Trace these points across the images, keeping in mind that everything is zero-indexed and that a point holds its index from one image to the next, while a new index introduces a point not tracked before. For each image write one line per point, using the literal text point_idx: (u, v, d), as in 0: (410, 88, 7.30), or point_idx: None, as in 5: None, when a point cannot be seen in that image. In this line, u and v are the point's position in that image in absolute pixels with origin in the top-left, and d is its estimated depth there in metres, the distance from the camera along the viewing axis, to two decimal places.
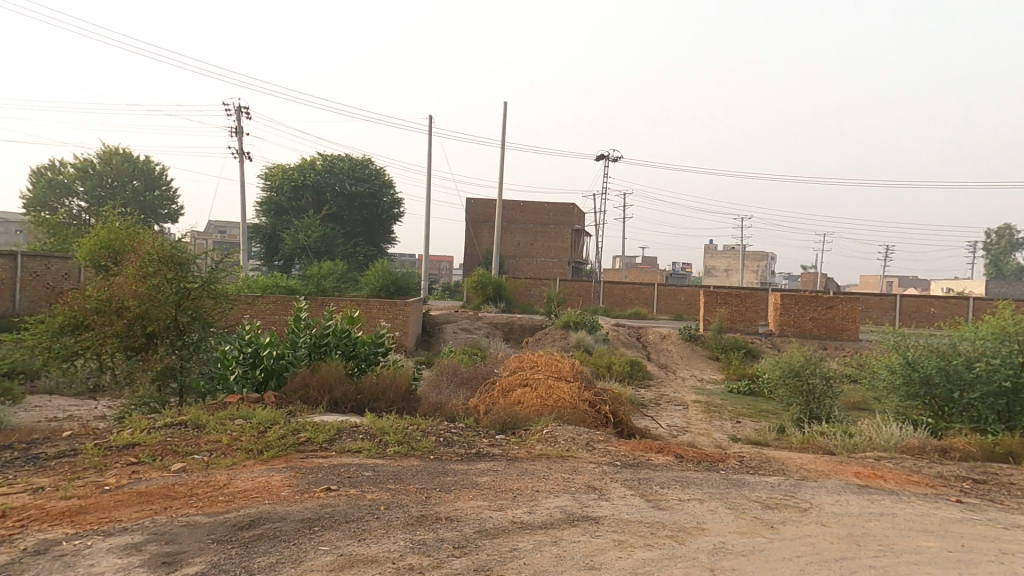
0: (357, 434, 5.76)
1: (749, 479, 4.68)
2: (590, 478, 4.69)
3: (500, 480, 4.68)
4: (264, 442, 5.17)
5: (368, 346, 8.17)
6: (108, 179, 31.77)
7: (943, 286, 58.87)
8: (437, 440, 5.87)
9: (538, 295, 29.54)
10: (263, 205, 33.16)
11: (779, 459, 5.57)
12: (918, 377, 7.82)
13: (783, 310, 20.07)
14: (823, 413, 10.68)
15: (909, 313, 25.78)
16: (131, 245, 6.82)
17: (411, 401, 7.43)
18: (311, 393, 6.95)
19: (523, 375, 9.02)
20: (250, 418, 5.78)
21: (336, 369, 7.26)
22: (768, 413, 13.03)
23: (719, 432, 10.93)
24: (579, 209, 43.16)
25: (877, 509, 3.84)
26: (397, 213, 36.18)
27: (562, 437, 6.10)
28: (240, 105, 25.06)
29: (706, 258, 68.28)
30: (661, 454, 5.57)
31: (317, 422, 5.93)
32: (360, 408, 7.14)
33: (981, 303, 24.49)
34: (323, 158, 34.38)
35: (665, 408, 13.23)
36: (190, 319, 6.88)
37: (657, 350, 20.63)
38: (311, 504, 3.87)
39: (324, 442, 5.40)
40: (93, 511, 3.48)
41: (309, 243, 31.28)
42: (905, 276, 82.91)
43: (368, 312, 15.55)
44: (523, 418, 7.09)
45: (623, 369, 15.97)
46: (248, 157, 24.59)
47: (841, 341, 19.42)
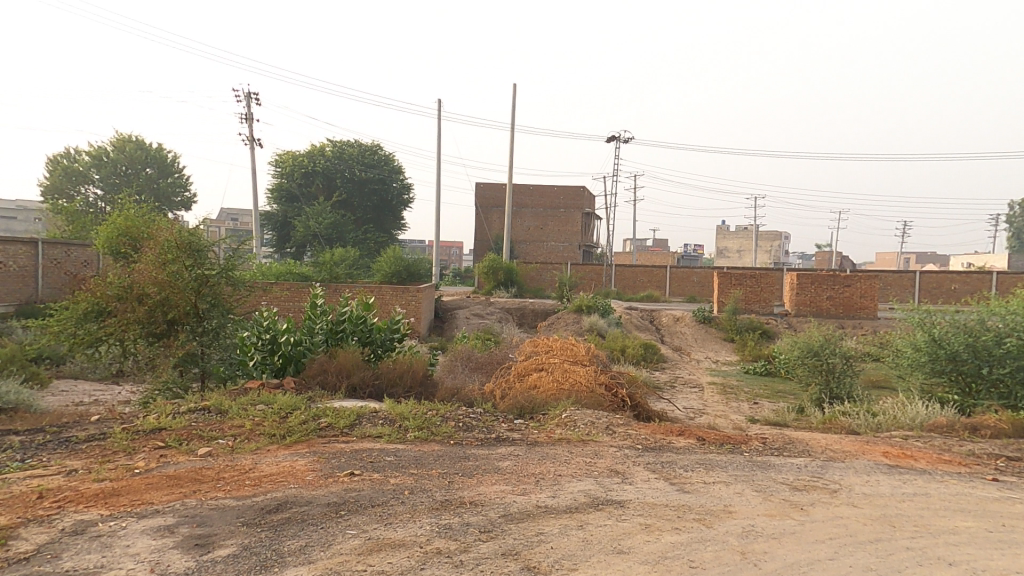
0: (377, 419, 5.79)
1: (775, 461, 4.61)
2: (612, 462, 4.66)
3: (522, 464, 4.67)
4: (286, 427, 5.21)
5: (384, 332, 8.20)
6: (122, 166, 32.05)
7: (964, 262, 57.66)
8: (456, 425, 5.88)
9: (549, 278, 29.44)
10: (274, 191, 33.24)
11: (803, 440, 5.49)
12: (945, 354, 7.68)
13: (799, 289, 19.81)
14: (843, 393, 10.56)
15: (928, 289, 25.30)
16: (149, 232, 6.82)
17: (428, 386, 7.47)
18: (330, 379, 6.98)
19: (538, 359, 8.99)
20: (271, 404, 5.83)
21: (354, 355, 7.29)
22: (786, 393, 12.93)
23: (737, 413, 10.88)
24: (589, 191, 42.73)
25: (909, 490, 3.76)
26: (407, 198, 36.15)
27: (582, 421, 6.07)
28: (250, 92, 25.06)
29: (718, 238, 67.51)
30: (683, 437, 5.52)
31: (338, 407, 5.96)
32: (378, 393, 7.18)
33: (1004, 278, 23.92)
34: (333, 144, 34.35)
35: (681, 390, 13.18)
36: (209, 305, 6.92)
37: (670, 332, 20.53)
38: (337, 488, 3.89)
39: (345, 427, 5.43)
40: (125, 494, 3.53)
41: (320, 229, 31.37)
42: (923, 254, 81.33)
43: (382, 299, 15.61)
44: (541, 402, 7.07)
45: (637, 352, 15.91)
46: (258, 143, 24.66)
47: (859, 320, 19.13)
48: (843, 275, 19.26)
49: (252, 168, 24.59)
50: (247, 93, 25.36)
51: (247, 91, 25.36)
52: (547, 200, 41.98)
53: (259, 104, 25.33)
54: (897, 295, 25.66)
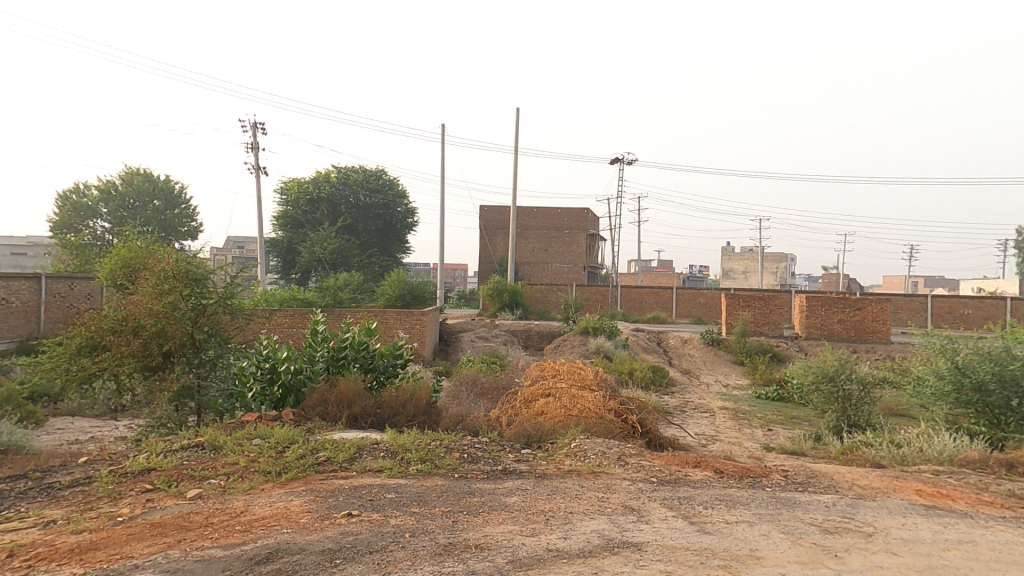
0: (377, 452, 5.54)
1: (801, 498, 4.32)
2: (626, 498, 4.38)
3: (529, 500, 4.40)
4: (283, 463, 4.98)
5: (387, 358, 8.02)
6: (130, 200, 32.41)
7: (973, 285, 57.11)
8: (461, 457, 5.62)
9: (554, 300, 29.22)
10: (279, 218, 33.44)
11: (828, 474, 5.20)
12: (970, 383, 7.38)
13: (809, 312, 19.49)
14: (862, 421, 10.21)
15: (941, 314, 24.87)
16: (146, 262, 6.70)
17: (432, 415, 7.23)
18: (330, 409, 6.76)
19: (545, 385, 8.72)
20: (268, 437, 5.61)
21: (355, 384, 7.07)
22: (800, 419, 12.56)
23: (751, 441, 10.53)
24: (594, 214, 42.78)
25: (952, 537, 3.48)
26: (412, 222, 36.30)
27: (592, 451, 5.80)
28: (256, 121, 25.42)
29: (723, 260, 67.28)
30: (700, 469, 5.23)
31: (337, 440, 5.73)
32: (380, 423, 6.94)
33: (1019, 303, 23.50)
34: (338, 171, 34.68)
35: (692, 415, 12.83)
36: (206, 335, 6.76)
37: (679, 355, 20.18)
38: (333, 532, 3.64)
39: (344, 462, 5.19)
40: (103, 547, 3.29)
41: (325, 255, 31.43)
42: (932, 276, 80.67)
43: (385, 322, 15.42)
44: (549, 431, 6.81)
45: (645, 375, 15.58)
46: (264, 172, 24.88)
47: (872, 344, 18.77)
48: (854, 298, 18.96)
49: (258, 196, 24.82)
50: (254, 123, 25.74)
51: (253, 120, 25.71)
52: (551, 223, 42.04)
53: (265, 133, 25.66)
54: (910, 319, 25.25)
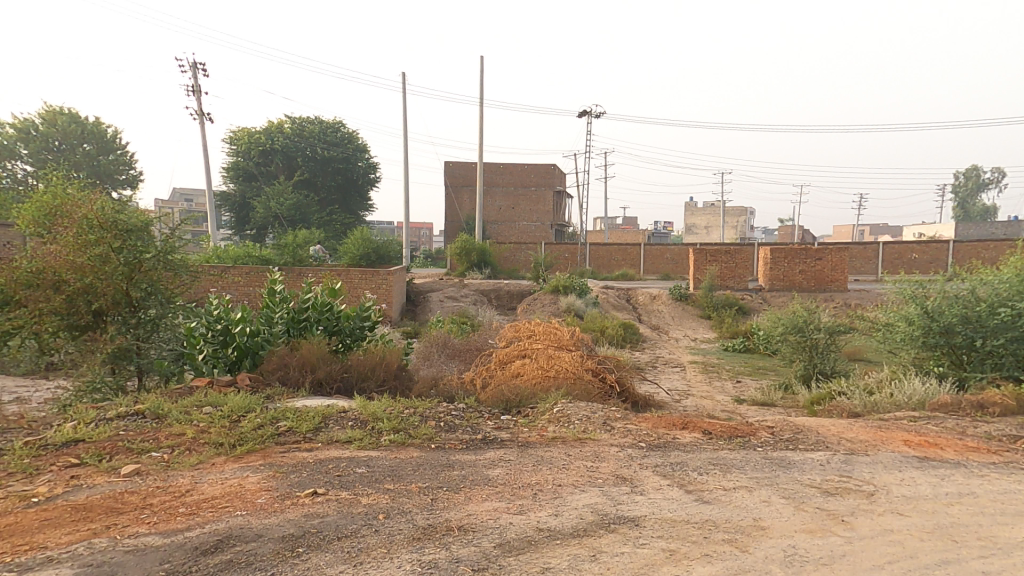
0: (345, 421, 5.11)
1: (794, 457, 4.15)
2: (616, 467, 4.14)
3: (514, 473, 4.10)
4: (238, 434, 4.51)
5: (352, 320, 7.52)
6: (54, 142, 29.75)
7: (916, 232, 60.04)
8: (437, 425, 5.26)
9: (523, 259, 28.82)
10: (229, 170, 31.35)
11: (813, 428, 5.09)
12: (938, 327, 7.43)
13: (772, 264, 19.76)
14: (828, 369, 10.43)
15: (891, 260, 25.81)
16: (62, 207, 5.82)
17: (404, 380, 6.84)
18: (292, 374, 6.26)
19: (520, 346, 8.42)
20: (220, 406, 5.08)
21: (319, 348, 6.58)
22: (767, 370, 12.82)
23: (722, 394, 10.65)
24: (560, 169, 42.06)
25: (954, 490, 3.36)
26: (373, 177, 34.84)
27: (576, 416, 5.55)
28: (196, 63, 23.28)
29: (686, 214, 68.09)
30: (687, 431, 5.05)
31: (299, 408, 5.27)
32: (348, 389, 6.50)
33: (962, 247, 24.55)
34: (291, 121, 32.72)
35: (663, 370, 12.92)
36: (144, 293, 6.05)
37: (647, 311, 20.30)
38: (294, 515, 3.23)
39: (308, 432, 4.76)
40: (10, 537, 2.79)
41: (282, 211, 29.81)
42: (878, 227, 84.46)
43: (350, 283, 14.74)
44: (528, 394, 6.53)
45: (617, 332, 15.55)
46: (209, 119, 23.00)
47: (830, 293, 19.33)
48: (815, 248, 19.32)
49: (204, 144, 23.06)
50: (194, 64, 23.62)
51: (193, 61, 23.55)
52: (517, 179, 41.11)
53: (207, 76, 23.64)
54: (862, 266, 26.14)
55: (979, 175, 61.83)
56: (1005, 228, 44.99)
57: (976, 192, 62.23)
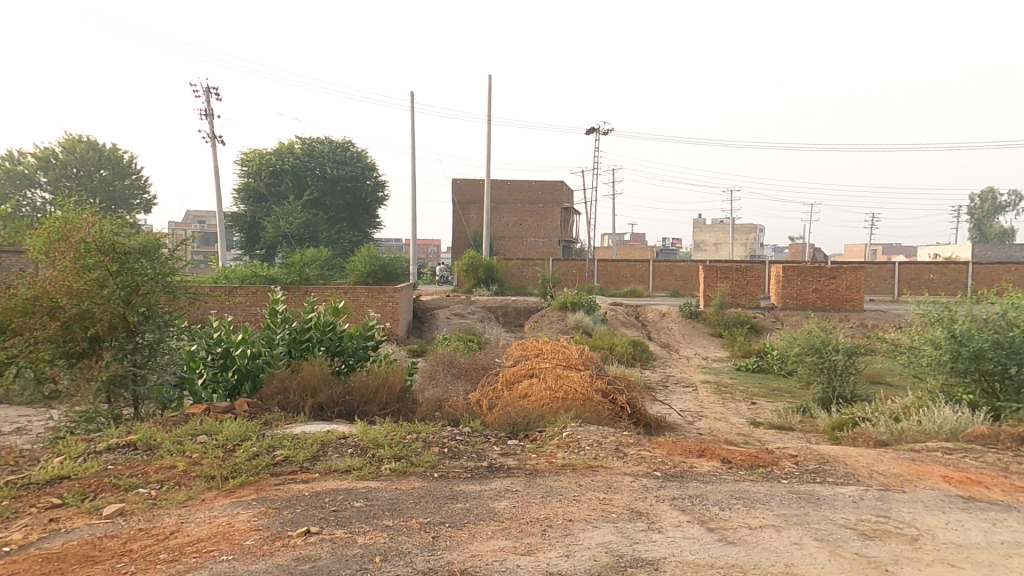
0: (344, 448, 4.88)
1: (823, 491, 3.85)
2: (631, 500, 3.86)
3: (522, 506, 3.83)
4: (231, 465, 4.29)
5: (356, 340, 7.34)
6: (73, 168, 30.28)
7: (930, 251, 59.29)
8: (441, 452, 5.00)
9: (530, 275, 28.62)
10: (240, 191, 31.64)
11: (841, 459, 4.78)
12: (967, 352, 7.11)
13: (785, 282, 19.40)
14: (847, 392, 10.06)
15: (907, 280, 25.32)
16: (59, 230, 5.70)
17: (407, 403, 6.62)
18: (292, 398, 6.05)
19: (527, 365, 8.17)
20: (214, 434, 4.87)
21: (320, 369, 6.39)
22: (782, 392, 12.42)
23: (737, 416, 10.28)
24: (567, 186, 42.09)
25: (1008, 537, 3.05)
26: (382, 196, 34.99)
27: (586, 442, 5.28)
28: (209, 86, 23.59)
29: (695, 232, 67.82)
30: (705, 459, 4.76)
31: (297, 435, 5.04)
32: (349, 412, 6.28)
33: (981, 268, 24.03)
34: (302, 142, 33.04)
35: (674, 390, 12.57)
36: (142, 317, 5.91)
37: (657, 329, 19.95)
38: (284, 559, 2.99)
39: (305, 462, 4.53)
40: None
41: (291, 230, 29.93)
42: (890, 245, 83.71)
43: (356, 300, 14.59)
44: (536, 418, 6.26)
45: (626, 350, 15.23)
46: (221, 141, 23.22)
47: (845, 312, 18.92)
48: (829, 267, 18.96)
49: (216, 166, 23.28)
50: (207, 87, 23.94)
51: (206, 84, 23.85)
52: (525, 196, 41.16)
53: (219, 98, 23.96)
54: (877, 286, 25.65)
55: (994, 195, 61.10)
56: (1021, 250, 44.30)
57: (992, 213, 61.55)
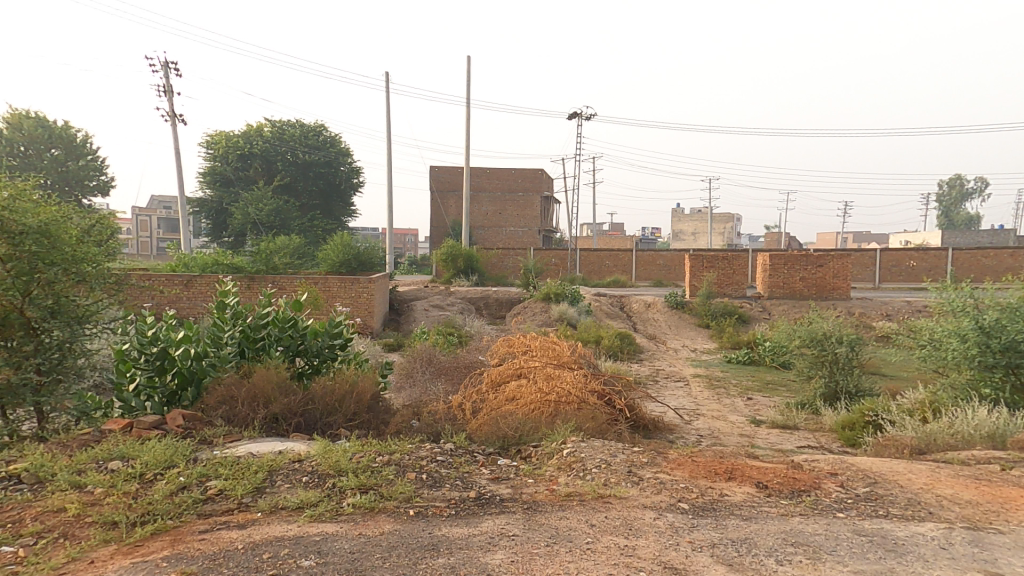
0: (297, 476, 3.93)
1: (897, 532, 3.11)
2: (663, 549, 3.03)
3: (521, 560, 2.98)
4: (144, 506, 3.32)
5: (320, 338, 6.34)
6: (19, 147, 28.16)
7: (901, 240, 60.29)
8: (419, 480, 4.11)
9: (511, 265, 27.70)
10: (205, 175, 29.83)
11: (892, 479, 4.07)
12: (997, 345, 6.53)
13: (772, 271, 18.92)
14: (851, 388, 9.49)
15: (888, 268, 25.28)
16: None
17: (378, 413, 5.69)
18: (239, 409, 5.06)
19: (515, 363, 7.30)
20: (132, 459, 3.88)
21: (275, 375, 5.39)
22: (778, 386, 11.86)
23: (735, 414, 9.63)
24: (547, 174, 41.18)
25: None
26: (357, 183, 33.47)
27: (593, 463, 4.47)
28: (167, 61, 21.90)
29: (674, 221, 67.81)
30: (737, 484, 3.98)
31: (239, 459, 4.09)
32: (308, 425, 5.31)
33: (961, 255, 24.09)
34: (271, 125, 31.35)
35: (666, 385, 11.88)
36: (46, 312, 4.84)
37: (643, 319, 19.30)
38: None
39: (245, 497, 3.59)
40: None
41: (260, 217, 28.32)
42: (861, 234, 85.27)
43: (326, 291, 13.48)
44: (531, 430, 5.41)
45: (613, 342, 14.50)
46: (181, 120, 21.67)
47: (832, 301, 18.59)
48: (817, 255, 18.55)
49: (177, 148, 21.72)
50: (164, 62, 22.17)
51: (163, 60, 22.13)
52: (503, 184, 40.13)
53: (178, 74, 22.29)
54: (859, 273, 25.54)
55: (961, 184, 62.67)
56: (991, 237, 45.30)
57: (958, 201, 63.16)
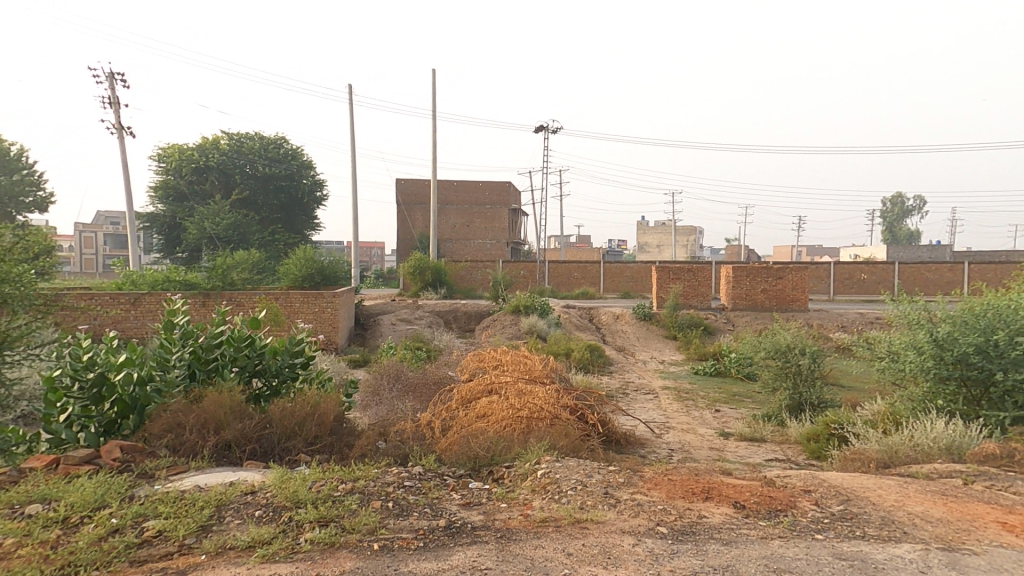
0: (248, 510, 3.62)
1: (876, 554, 3.08)
2: None
3: None
4: (66, 557, 2.97)
5: (280, 356, 6.01)
6: None
7: (851, 253, 63.17)
8: (385, 509, 3.86)
9: (480, 277, 27.51)
10: (157, 189, 28.62)
11: (865, 496, 4.07)
12: (951, 357, 6.74)
13: (735, 283, 19.37)
14: (814, 399, 9.69)
15: (842, 280, 26.32)
16: None
17: (342, 436, 5.38)
18: (187, 437, 4.70)
19: (486, 379, 7.11)
20: (57, 500, 3.50)
21: (228, 399, 5.03)
22: (744, 398, 12.02)
23: (705, 426, 9.68)
24: (515, 187, 41.34)
25: None
26: (321, 196, 32.72)
27: (568, 484, 4.32)
28: (112, 72, 20.97)
29: (639, 234, 69.19)
30: (715, 504, 3.90)
31: (183, 494, 3.75)
32: (265, 452, 4.98)
33: (906, 269, 25.36)
34: (228, 138, 30.42)
35: (636, 398, 11.88)
36: None
37: (611, 332, 19.39)
38: None
39: (188, 538, 3.27)
40: None
41: (217, 232, 27.29)
42: (815, 247, 89.02)
43: (288, 306, 12.98)
44: (503, 450, 5.22)
45: (583, 356, 14.45)
46: (129, 132, 20.71)
47: (791, 312, 19.15)
48: (777, 268, 19.10)
49: (124, 161, 20.73)
50: (110, 72, 21.21)
51: (109, 70, 21.17)
52: (471, 196, 40.04)
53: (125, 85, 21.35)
54: (815, 285, 26.50)
55: (902, 201, 66.36)
56: (929, 251, 48.09)
57: (901, 215, 66.83)
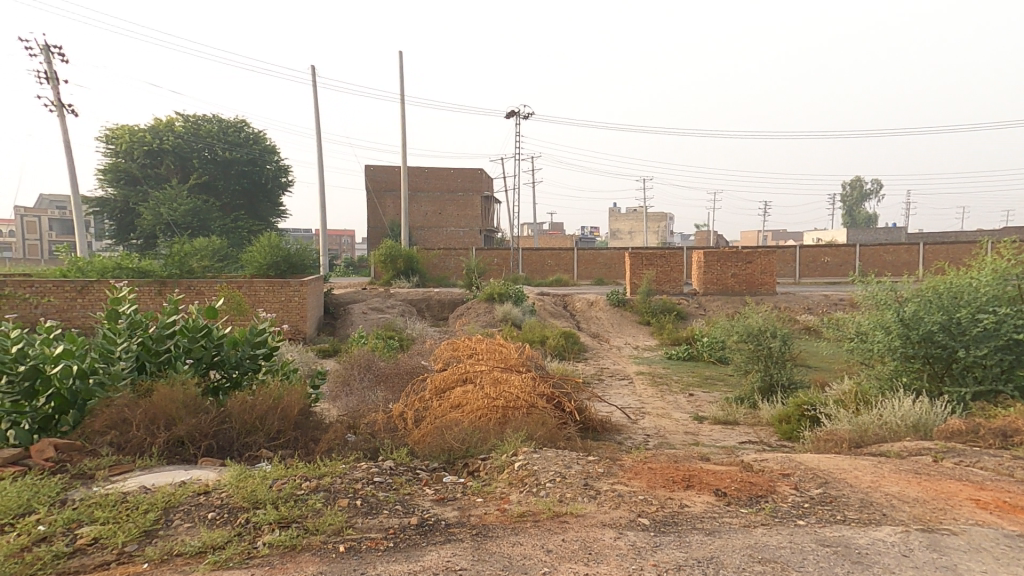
0: (200, 512, 3.35)
1: (858, 539, 3.03)
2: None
3: None
4: None
5: (240, 348, 5.65)
6: None
7: (814, 237, 65.03)
8: (352, 507, 3.63)
9: (453, 265, 27.13)
10: (106, 172, 27.14)
11: (842, 478, 4.05)
12: (917, 335, 6.86)
13: (706, 268, 19.60)
14: (783, 380, 9.85)
15: (806, 264, 27.00)
16: None
17: (307, 430, 5.10)
18: (134, 434, 4.37)
19: (460, 368, 6.90)
20: None
21: (181, 393, 4.70)
22: (716, 381, 12.17)
23: (680, 411, 9.72)
24: (487, 173, 40.90)
25: None
26: (286, 182, 31.63)
27: (547, 476, 4.18)
28: (49, 45, 19.60)
29: (611, 220, 69.63)
30: (697, 493, 3.81)
31: (125, 498, 3.44)
32: (223, 448, 4.68)
33: (866, 252, 26.17)
34: (184, 120, 29.05)
35: (610, 384, 11.88)
36: None
37: (586, 318, 19.40)
38: None
39: (128, 546, 2.99)
40: None
41: (173, 218, 26.08)
42: (781, 232, 91.43)
43: (252, 295, 12.48)
44: (478, 440, 5.04)
45: (558, 342, 14.37)
46: (70, 110, 19.43)
47: (760, 296, 19.53)
48: (746, 252, 19.39)
49: (66, 141, 19.47)
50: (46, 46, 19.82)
51: (45, 44, 19.79)
52: (443, 183, 39.43)
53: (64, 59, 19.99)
54: (782, 269, 27.13)
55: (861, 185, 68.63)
56: (886, 235, 49.88)
57: (861, 200, 69.14)
